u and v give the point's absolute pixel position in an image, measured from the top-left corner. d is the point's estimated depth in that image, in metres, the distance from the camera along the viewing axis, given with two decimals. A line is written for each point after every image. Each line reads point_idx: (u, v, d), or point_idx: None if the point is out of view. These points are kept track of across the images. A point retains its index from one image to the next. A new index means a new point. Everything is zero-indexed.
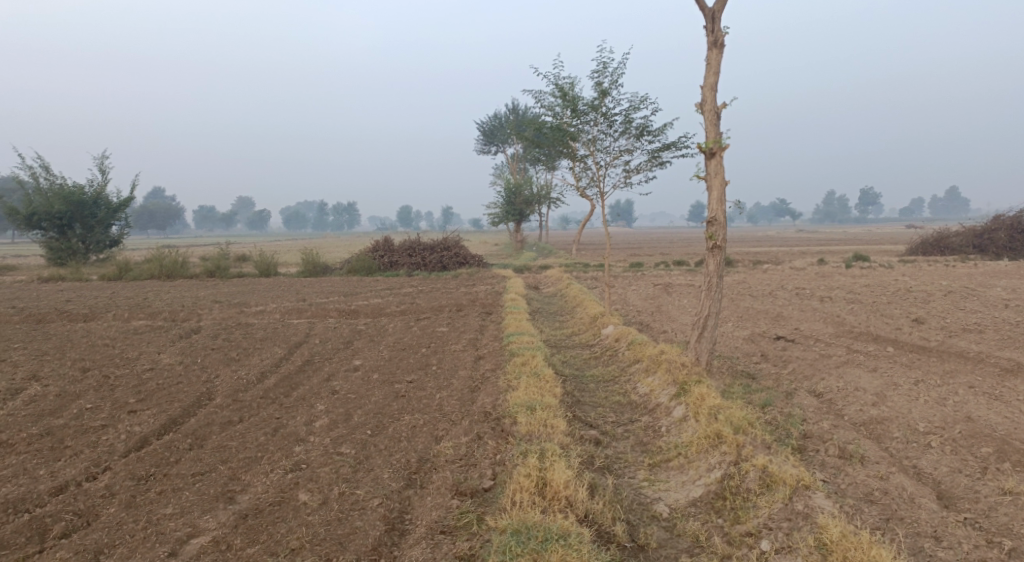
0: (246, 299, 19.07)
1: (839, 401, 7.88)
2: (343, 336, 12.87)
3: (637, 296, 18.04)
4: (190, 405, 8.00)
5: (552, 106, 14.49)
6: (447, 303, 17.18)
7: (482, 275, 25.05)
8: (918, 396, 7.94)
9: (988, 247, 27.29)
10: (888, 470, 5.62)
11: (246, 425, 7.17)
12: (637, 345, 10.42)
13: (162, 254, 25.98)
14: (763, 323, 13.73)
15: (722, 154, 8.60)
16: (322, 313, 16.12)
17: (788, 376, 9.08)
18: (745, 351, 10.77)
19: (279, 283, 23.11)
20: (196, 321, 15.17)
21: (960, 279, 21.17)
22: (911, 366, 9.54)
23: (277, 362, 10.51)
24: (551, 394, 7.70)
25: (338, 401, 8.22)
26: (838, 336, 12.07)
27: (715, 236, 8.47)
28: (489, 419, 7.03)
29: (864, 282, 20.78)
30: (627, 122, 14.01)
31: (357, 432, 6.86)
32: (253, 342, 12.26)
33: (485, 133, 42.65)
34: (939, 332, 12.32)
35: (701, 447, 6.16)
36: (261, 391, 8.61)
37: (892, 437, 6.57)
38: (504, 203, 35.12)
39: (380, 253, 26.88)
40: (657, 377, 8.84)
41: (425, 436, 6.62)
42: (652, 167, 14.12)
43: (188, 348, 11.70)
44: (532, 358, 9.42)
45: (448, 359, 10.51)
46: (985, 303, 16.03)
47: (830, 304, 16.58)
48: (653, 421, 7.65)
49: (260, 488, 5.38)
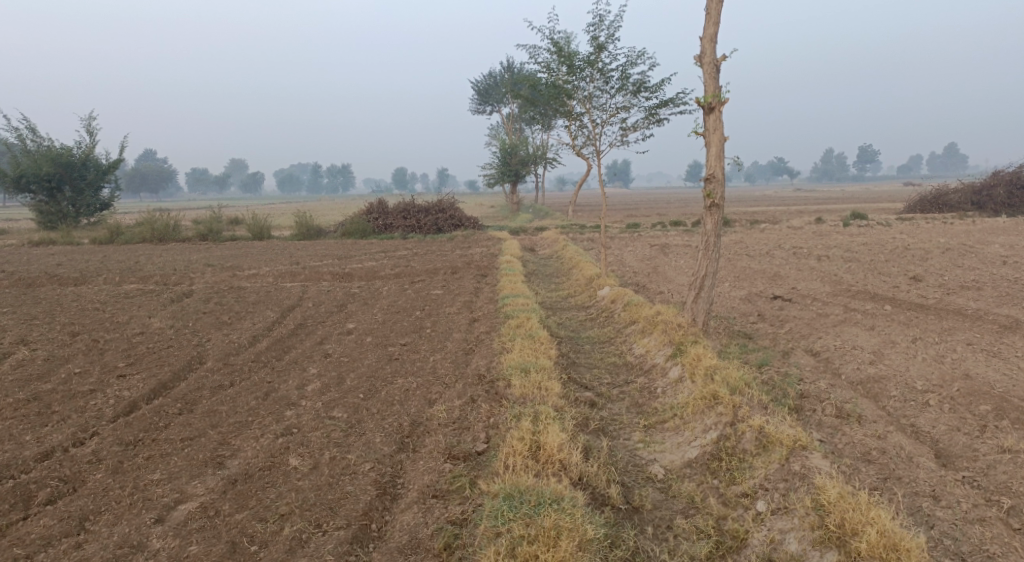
0: (239, 263, 18.87)
1: (836, 359, 7.81)
2: (337, 298, 12.75)
3: (633, 257, 17.90)
4: (180, 369, 7.90)
5: (547, 62, 14.12)
6: (442, 265, 17.03)
7: (478, 237, 24.85)
8: (916, 354, 7.88)
9: (986, 204, 27.09)
10: (886, 429, 5.56)
11: (237, 389, 7.08)
12: (633, 305, 10.32)
13: (153, 217, 25.68)
14: (760, 283, 13.62)
15: (721, 109, 8.36)
16: (315, 276, 15.97)
17: (785, 336, 9.00)
18: (742, 310, 10.69)
19: (272, 247, 22.89)
20: (188, 285, 15.01)
21: (957, 236, 21.04)
22: (909, 324, 9.47)
23: (269, 326, 10.39)
24: (545, 356, 7.63)
25: (331, 364, 8.12)
26: (835, 294, 11.98)
27: (713, 194, 8.31)
28: (484, 382, 6.95)
29: (862, 240, 20.65)
30: (624, 78, 13.66)
31: (350, 395, 6.77)
32: (245, 306, 12.13)
33: (480, 92, 41.91)
34: (937, 290, 12.23)
35: (696, 409, 6.09)
36: (252, 355, 8.51)
37: (889, 396, 6.51)
38: (499, 164, 34.69)
39: (374, 215, 26.62)
40: (653, 337, 8.76)
41: (418, 399, 6.54)
42: (649, 125, 13.83)
43: (179, 311, 11.58)
44: (527, 320, 9.33)
45: (442, 322, 10.41)
46: (983, 260, 15.93)
47: (827, 263, 16.46)
48: (648, 382, 7.59)
49: (249, 453, 5.31)
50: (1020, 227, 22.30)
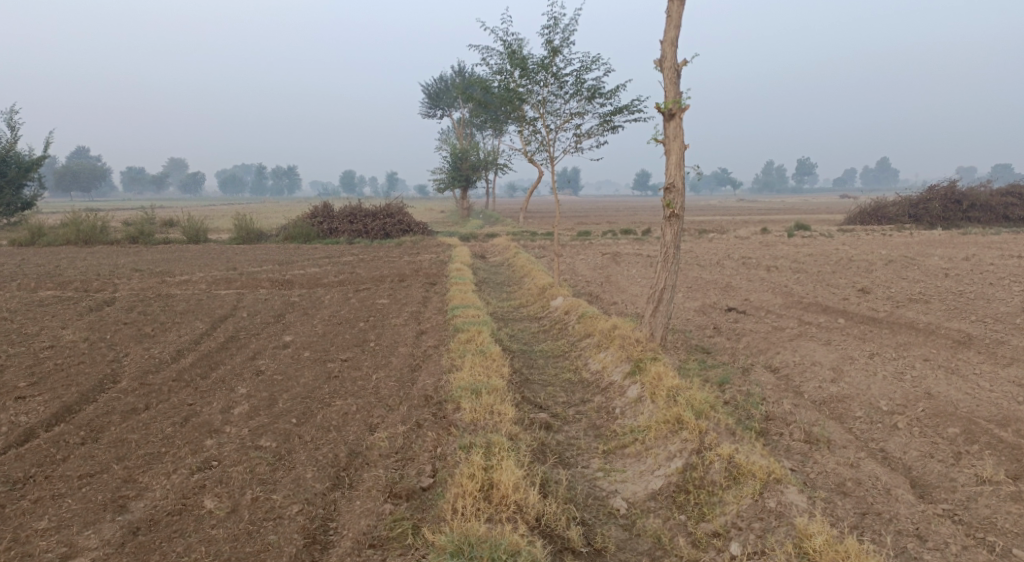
0: (171, 268, 17.75)
1: (797, 377, 7.55)
2: (274, 308, 11.95)
3: (585, 266, 17.58)
4: (89, 390, 7.09)
5: (500, 64, 13.66)
6: (389, 273, 16.34)
7: (426, 243, 24.23)
8: (876, 371, 7.71)
9: (923, 217, 27.96)
10: (857, 456, 5.28)
11: (152, 414, 6.34)
12: (588, 317, 9.92)
13: (79, 218, 24.10)
14: (713, 294, 13.44)
15: (682, 114, 8.04)
16: (253, 283, 15.06)
17: (744, 351, 8.72)
18: (697, 323, 10.43)
19: (209, 251, 21.71)
20: (112, 292, 13.91)
21: (898, 248, 21.52)
22: (864, 338, 9.34)
23: (197, 339, 9.58)
24: (497, 374, 7.12)
25: (262, 383, 7.43)
26: (788, 306, 11.88)
27: (673, 204, 7.99)
28: (431, 404, 6.39)
29: (807, 251, 20.89)
30: (578, 83, 13.33)
31: (280, 420, 6.12)
32: (172, 316, 11.22)
33: (430, 96, 41.20)
34: (886, 303, 12.26)
35: (659, 433, 5.68)
36: (174, 373, 7.73)
37: (854, 417, 6.26)
38: (450, 169, 34.08)
39: (318, 219, 25.65)
40: (609, 353, 8.36)
41: (357, 424, 5.93)
42: (603, 132, 13.53)
43: (96, 322, 10.60)
44: (478, 335, 8.81)
45: (387, 334, 9.79)
46: (926, 273, 16.21)
47: (777, 273, 16.49)
48: (606, 402, 7.18)
49: (158, 494, 4.65)
50: (955, 240, 23.03)
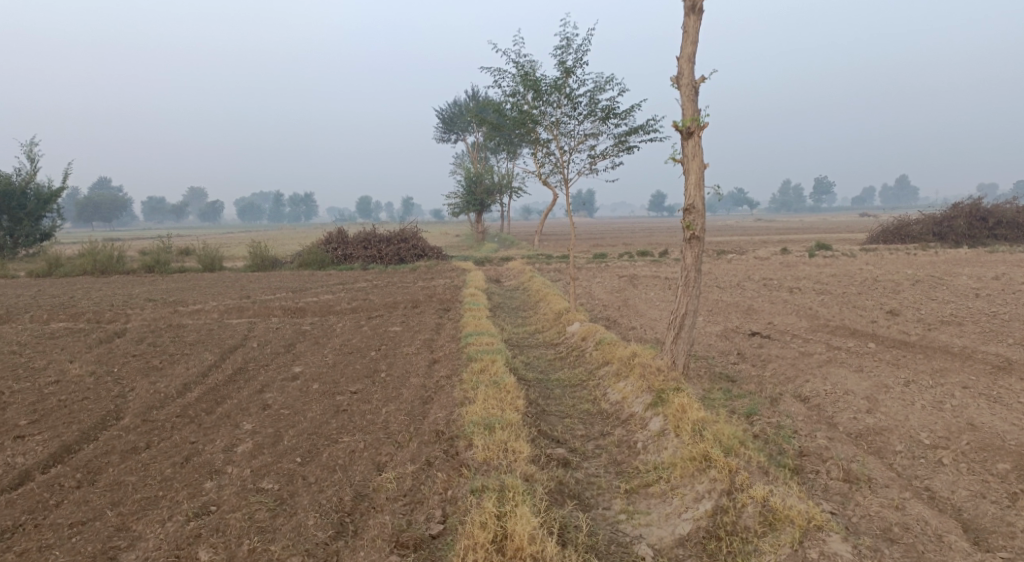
0: (184, 297, 17.66)
1: (828, 407, 7.14)
2: (285, 337, 11.73)
3: (602, 290, 17.24)
4: (90, 428, 6.85)
5: (513, 87, 13.51)
6: (402, 299, 16.12)
7: (441, 267, 24.04)
8: (913, 399, 7.27)
9: (947, 235, 27.30)
10: (902, 496, 4.88)
11: (153, 454, 6.09)
12: (606, 344, 9.57)
13: (96, 248, 24.21)
14: (735, 317, 13.04)
15: (700, 133, 7.76)
16: (265, 311, 14.89)
17: (771, 379, 8.32)
18: (720, 349, 10.03)
19: (224, 279, 21.65)
20: (124, 323, 13.79)
21: (924, 267, 20.95)
22: (897, 364, 8.89)
23: (205, 371, 9.36)
24: (511, 406, 6.79)
25: (269, 418, 7.16)
26: (814, 330, 11.44)
27: (693, 226, 7.68)
28: (442, 440, 6.08)
29: (830, 272, 20.39)
30: (592, 104, 13.14)
31: (284, 459, 5.83)
32: (181, 347, 11.03)
33: (444, 121, 41.39)
34: (917, 325, 11.78)
35: (685, 471, 5.32)
36: (178, 409, 7.48)
37: (894, 451, 5.84)
38: (464, 193, 34.02)
39: (332, 245, 25.57)
40: (629, 383, 8.00)
41: (364, 464, 5.63)
42: (618, 153, 13.29)
43: (105, 355, 10.44)
44: (492, 364, 8.49)
45: (399, 364, 9.50)
46: (955, 293, 15.68)
47: (800, 295, 16.04)
48: (626, 435, 6.81)
49: (150, 544, 4.41)
50: (983, 258, 22.41)
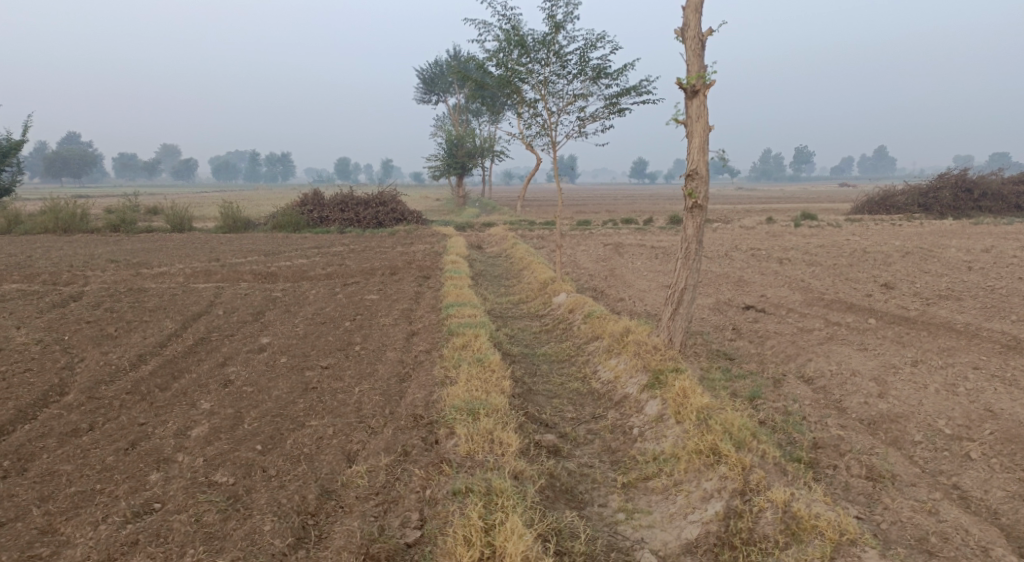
0: (148, 259, 16.73)
1: (836, 390, 6.65)
2: (254, 305, 11.00)
3: (587, 258, 16.65)
4: (27, 406, 6.13)
5: (498, 42, 12.65)
6: (380, 265, 15.41)
7: (421, 232, 23.30)
8: (925, 383, 6.81)
9: (933, 206, 27.02)
10: (933, 498, 4.44)
11: (94, 438, 5.41)
12: (596, 318, 9.02)
13: (58, 205, 23.00)
14: (726, 289, 12.56)
15: (706, 91, 7.10)
16: (235, 276, 14.10)
17: (771, 357, 7.81)
18: (714, 324, 9.53)
19: (193, 240, 20.69)
20: (80, 286, 12.92)
21: (911, 239, 20.60)
22: (902, 342, 8.42)
23: (163, 341, 8.63)
24: (496, 388, 6.21)
25: (229, 396, 6.49)
26: (810, 304, 10.99)
27: (695, 193, 7.08)
28: (420, 426, 5.51)
29: (818, 242, 19.96)
30: (582, 62, 12.36)
31: (242, 447, 5.19)
32: (140, 314, 10.25)
33: (425, 81, 40.04)
34: (914, 300, 11.36)
35: (689, 466, 4.82)
36: (129, 385, 6.77)
37: (913, 442, 5.39)
38: (445, 156, 33.03)
39: (308, 207, 24.61)
40: (622, 361, 7.45)
41: (333, 453, 5.04)
42: (609, 115, 12.57)
43: (55, 321, 9.63)
44: (475, 339, 7.88)
45: (374, 336, 8.86)
46: (947, 266, 15.33)
47: (790, 266, 15.60)
48: (620, 420, 6.28)
49: (78, 552, 3.85)
50: (969, 231, 22.19)
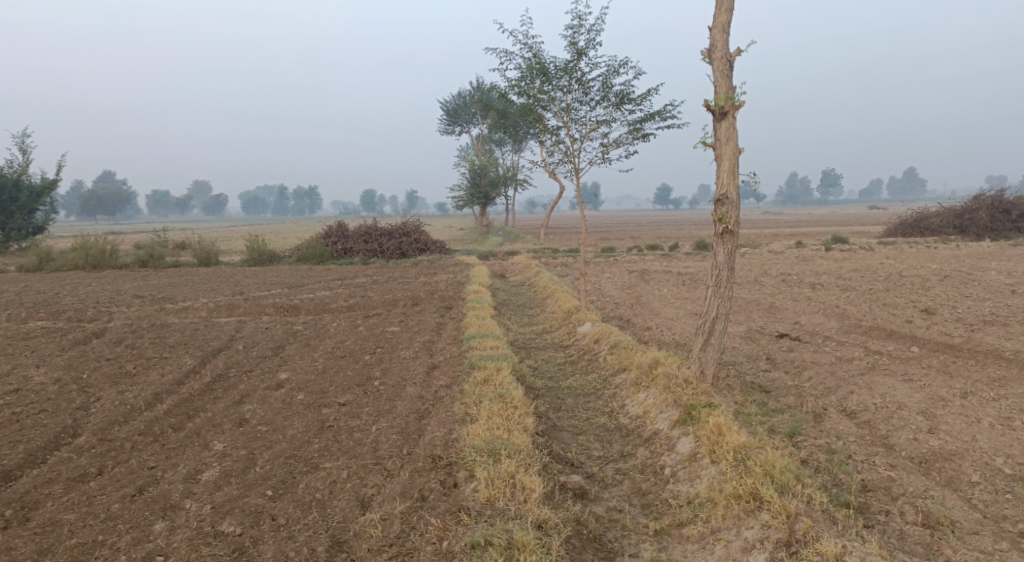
0: (174, 294, 16.78)
1: (881, 425, 6.22)
2: (274, 339, 10.86)
3: (612, 286, 16.32)
4: (38, 449, 5.98)
5: (519, 71, 12.58)
6: (402, 296, 15.26)
7: (444, 262, 23.19)
8: (978, 416, 6.34)
9: (968, 227, 26.22)
10: (1000, 548, 4.05)
11: (102, 483, 5.23)
12: (622, 348, 8.69)
13: (88, 241, 23.36)
14: (757, 316, 12.13)
15: (735, 112, 6.86)
16: (257, 310, 14.03)
17: (809, 389, 7.40)
18: (747, 354, 9.13)
19: (218, 274, 20.81)
20: (104, 322, 12.94)
21: (948, 262, 19.90)
22: (949, 372, 7.94)
23: (181, 378, 8.48)
24: (519, 425, 5.91)
25: (243, 436, 6.27)
26: (846, 331, 10.53)
27: (726, 218, 6.80)
28: (438, 467, 5.23)
29: (851, 267, 19.39)
30: (604, 88, 12.21)
31: (253, 492, 4.96)
32: (160, 350, 10.16)
33: (448, 112, 40.41)
34: (957, 326, 10.82)
35: (727, 512, 4.48)
36: (142, 425, 6.60)
37: (971, 483, 4.96)
38: (468, 186, 33.09)
39: (332, 239, 24.69)
40: (651, 395, 7.10)
41: (346, 498, 4.78)
42: (633, 140, 12.37)
43: (76, 359, 9.57)
44: (497, 373, 7.60)
45: (395, 370, 8.63)
46: (989, 289, 14.71)
47: (823, 292, 15.10)
48: (650, 459, 5.93)
49: None
50: (1009, 252, 21.44)
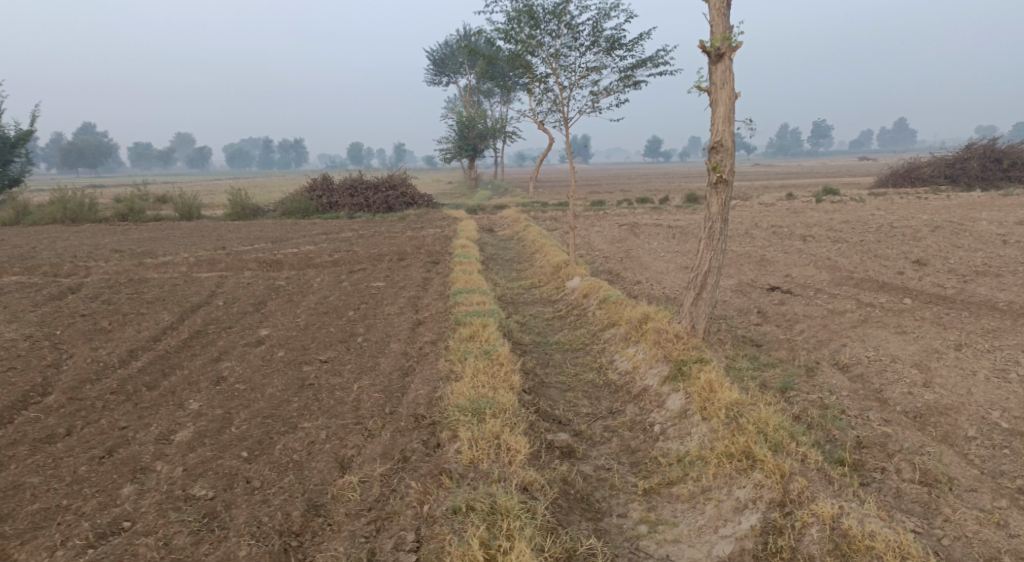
0: (154, 248, 16.37)
1: (875, 379, 6.08)
2: (256, 295, 10.58)
3: (601, 240, 16.07)
4: (4, 409, 5.76)
5: (506, 14, 12.04)
6: (388, 251, 14.95)
7: (432, 216, 22.80)
8: (973, 369, 6.22)
9: (960, 177, 25.99)
10: (998, 506, 3.94)
11: (69, 444, 5.02)
12: (611, 303, 8.50)
13: (66, 195, 22.71)
14: (748, 269, 11.95)
15: (731, 54, 6.52)
16: (239, 265, 13.70)
17: (801, 342, 7.26)
18: (738, 307, 8.97)
19: (200, 228, 20.35)
20: (81, 277, 12.59)
21: (939, 213, 19.75)
22: (943, 324, 7.81)
23: (157, 335, 8.22)
24: (505, 383, 5.72)
25: (220, 395, 6.05)
26: (838, 283, 10.38)
27: (720, 166, 6.51)
28: (421, 427, 5.05)
29: (841, 218, 19.18)
30: (594, 33, 11.72)
31: (227, 454, 4.76)
32: (137, 306, 9.87)
33: (435, 61, 39.33)
34: (950, 277, 10.69)
35: (719, 470, 4.34)
36: (114, 383, 6.36)
37: (967, 438, 4.84)
38: (456, 138, 32.42)
39: (317, 193, 24.17)
40: (641, 350, 6.95)
41: (324, 459, 4.62)
42: (623, 88, 11.95)
43: (50, 315, 9.27)
44: (484, 329, 7.40)
45: (379, 327, 8.41)
46: (981, 240, 14.57)
47: (814, 244, 14.93)
48: (640, 415, 5.79)
49: None
50: (998, 202, 21.33)
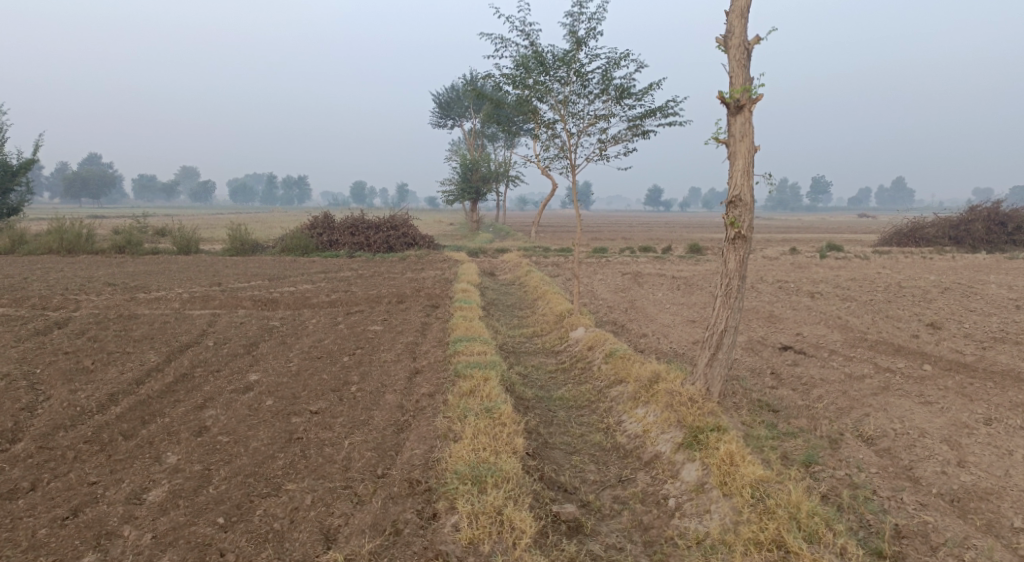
0: (148, 282, 16.03)
1: (904, 454, 5.67)
2: (248, 335, 10.20)
3: (605, 289, 15.76)
4: None
5: (516, 60, 11.95)
6: (387, 293, 14.60)
7: (432, 258, 22.54)
8: (1008, 448, 5.82)
9: (964, 239, 25.83)
10: None
11: (31, 501, 4.60)
12: (618, 358, 8.11)
13: (63, 224, 22.45)
14: (757, 325, 11.60)
15: (752, 106, 6.26)
16: (234, 302, 13.33)
17: (820, 410, 6.85)
18: (750, 367, 8.59)
19: (197, 263, 20.02)
20: (70, 311, 12.21)
21: (946, 274, 19.48)
22: (968, 395, 7.40)
23: (141, 377, 7.80)
24: (507, 446, 5.31)
25: (200, 448, 5.61)
26: (852, 345, 10.01)
27: (738, 222, 6.23)
28: (416, 494, 4.63)
29: (847, 275, 18.90)
30: (604, 81, 11.62)
31: (201, 519, 4.33)
32: (123, 344, 9.46)
33: (441, 105, 39.66)
34: (966, 343, 10.32)
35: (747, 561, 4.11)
36: (89, 431, 5.94)
37: (1013, 530, 4.44)
38: (459, 180, 32.41)
39: (317, 231, 23.94)
40: (652, 412, 6.54)
41: (308, 531, 4.21)
42: (632, 137, 11.80)
43: (31, 352, 8.87)
44: (485, 384, 6.98)
45: (374, 375, 8.00)
46: (992, 304, 14.26)
47: (823, 301, 14.61)
48: (652, 486, 5.35)
49: None
50: (1005, 265, 21.09)
